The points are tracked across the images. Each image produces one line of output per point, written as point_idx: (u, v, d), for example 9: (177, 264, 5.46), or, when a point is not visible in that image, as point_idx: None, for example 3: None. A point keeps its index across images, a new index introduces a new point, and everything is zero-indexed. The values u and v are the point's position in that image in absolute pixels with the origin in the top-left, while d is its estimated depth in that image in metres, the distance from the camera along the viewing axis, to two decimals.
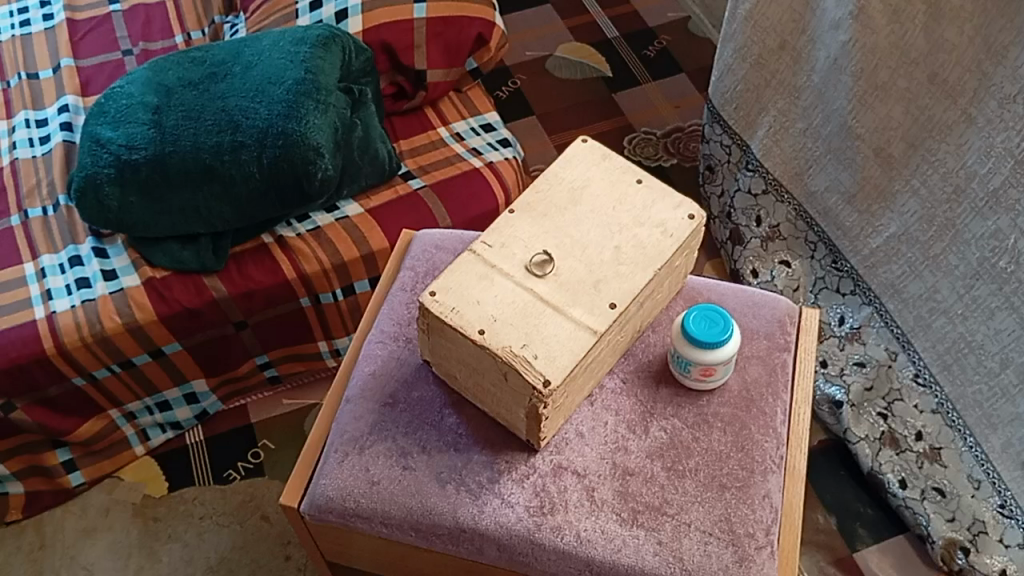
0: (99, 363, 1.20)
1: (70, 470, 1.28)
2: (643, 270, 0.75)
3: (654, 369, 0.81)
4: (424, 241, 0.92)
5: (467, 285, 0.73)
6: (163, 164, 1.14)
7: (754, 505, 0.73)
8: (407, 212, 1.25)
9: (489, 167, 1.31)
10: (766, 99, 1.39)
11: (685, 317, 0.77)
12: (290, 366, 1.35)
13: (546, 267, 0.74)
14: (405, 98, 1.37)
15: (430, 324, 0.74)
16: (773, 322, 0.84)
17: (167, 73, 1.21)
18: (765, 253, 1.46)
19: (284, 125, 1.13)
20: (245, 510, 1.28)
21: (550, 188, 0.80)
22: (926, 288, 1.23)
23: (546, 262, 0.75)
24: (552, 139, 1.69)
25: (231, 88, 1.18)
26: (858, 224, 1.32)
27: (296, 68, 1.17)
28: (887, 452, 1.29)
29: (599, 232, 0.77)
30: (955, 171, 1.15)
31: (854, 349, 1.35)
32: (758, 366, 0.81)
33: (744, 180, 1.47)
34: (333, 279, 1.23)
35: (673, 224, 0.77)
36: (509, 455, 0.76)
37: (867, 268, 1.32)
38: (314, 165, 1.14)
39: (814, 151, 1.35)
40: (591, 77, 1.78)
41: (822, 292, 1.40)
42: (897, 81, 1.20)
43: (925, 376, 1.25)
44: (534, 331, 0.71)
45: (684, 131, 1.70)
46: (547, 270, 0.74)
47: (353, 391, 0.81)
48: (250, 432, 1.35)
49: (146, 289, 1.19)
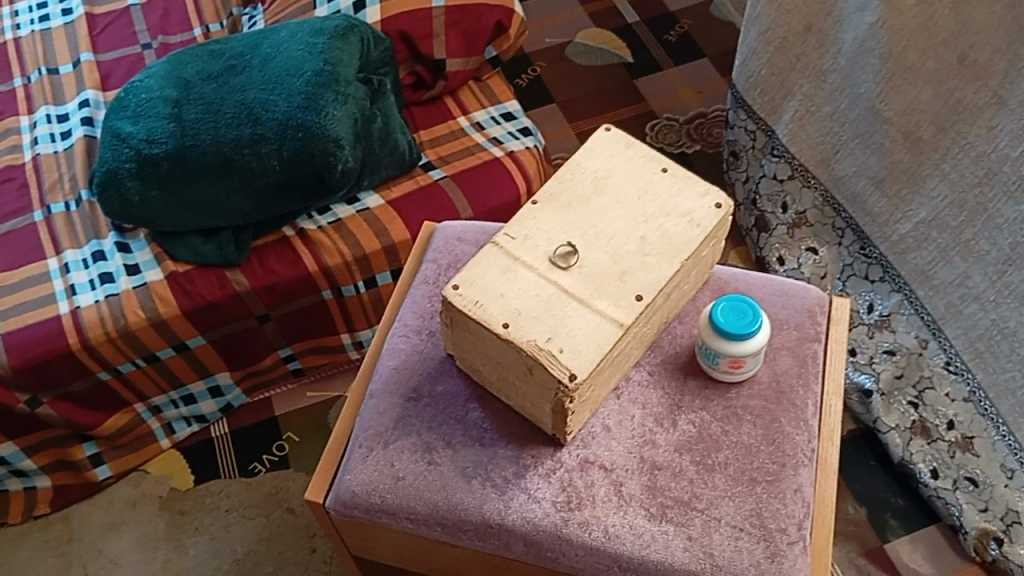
0: (123, 357, 1.20)
1: (96, 464, 1.28)
2: (670, 261, 0.74)
3: (682, 361, 0.80)
4: (446, 233, 0.91)
5: (491, 278, 0.73)
6: (183, 158, 1.14)
7: (786, 499, 0.72)
8: (428, 204, 1.24)
9: (510, 156, 1.29)
10: (791, 83, 1.36)
11: (714, 308, 0.76)
12: (313, 359, 1.35)
13: (569, 259, 0.73)
14: (424, 88, 1.36)
15: (453, 318, 0.73)
16: (803, 312, 0.83)
17: (187, 66, 1.21)
18: (791, 240, 1.43)
19: (303, 117, 1.12)
20: (271, 502, 1.28)
21: (573, 177, 0.79)
22: (957, 274, 1.20)
23: (569, 253, 0.74)
24: (573, 127, 1.67)
25: (250, 80, 1.17)
26: (887, 209, 1.29)
27: (314, 60, 1.16)
28: (918, 442, 1.26)
29: (624, 223, 0.76)
30: (986, 154, 1.13)
31: (884, 337, 1.33)
32: (788, 357, 0.80)
33: (769, 166, 1.44)
34: (355, 271, 1.23)
35: (700, 214, 0.76)
36: (535, 449, 0.75)
37: (896, 254, 1.29)
38: (333, 157, 1.13)
39: (841, 136, 1.32)
40: (612, 63, 1.76)
41: (850, 280, 1.38)
42: (926, 63, 1.17)
43: (956, 364, 1.23)
44: (559, 324, 0.70)
45: (707, 117, 1.68)
46: (570, 263, 0.73)
47: (376, 385, 0.80)
48: (275, 424, 1.35)
49: (168, 283, 1.18)
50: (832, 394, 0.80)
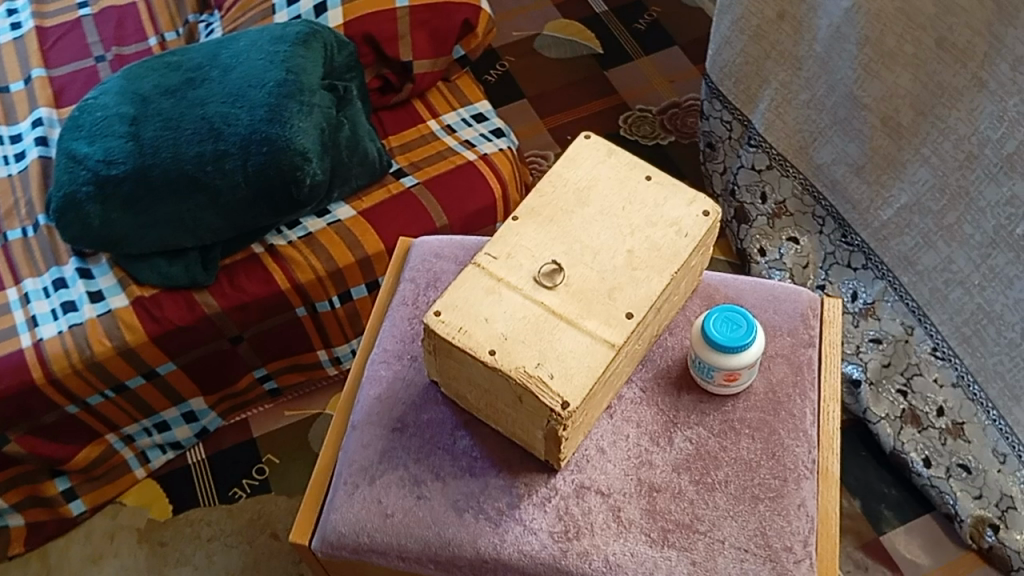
0: (91, 388, 1.15)
1: (70, 499, 1.24)
2: (659, 275, 0.70)
3: (674, 375, 0.77)
4: (423, 250, 0.87)
5: (474, 301, 0.69)
6: (144, 178, 1.09)
7: (790, 516, 0.70)
8: (402, 213, 1.20)
9: (484, 160, 1.26)
10: (766, 71, 1.33)
11: (707, 319, 0.73)
12: (290, 377, 1.31)
13: (558, 278, 0.70)
14: (391, 91, 1.31)
15: (436, 346, 0.70)
16: (796, 316, 0.80)
17: (142, 80, 1.16)
18: (772, 230, 1.41)
19: (268, 131, 1.08)
20: (254, 528, 1.25)
21: (555, 190, 0.75)
22: (941, 259, 1.19)
23: (557, 271, 0.70)
24: (545, 123, 1.63)
25: (210, 93, 1.12)
26: (868, 196, 1.27)
27: (276, 69, 1.12)
28: (908, 430, 1.25)
29: (610, 236, 0.72)
30: (967, 138, 1.11)
31: (869, 325, 1.31)
32: (784, 365, 0.77)
33: (746, 156, 1.42)
34: (329, 287, 1.19)
35: (688, 222, 0.73)
36: (528, 477, 0.72)
37: (878, 241, 1.28)
38: (301, 171, 1.09)
39: (819, 123, 1.30)
40: (582, 55, 1.72)
41: (832, 268, 1.36)
42: (903, 47, 1.15)
43: (943, 349, 1.21)
44: (548, 348, 0.67)
45: (680, 106, 1.65)
46: (558, 281, 0.70)
47: (358, 416, 0.77)
48: (254, 447, 1.32)
49: (135, 309, 1.14)
50: (830, 399, 0.78)
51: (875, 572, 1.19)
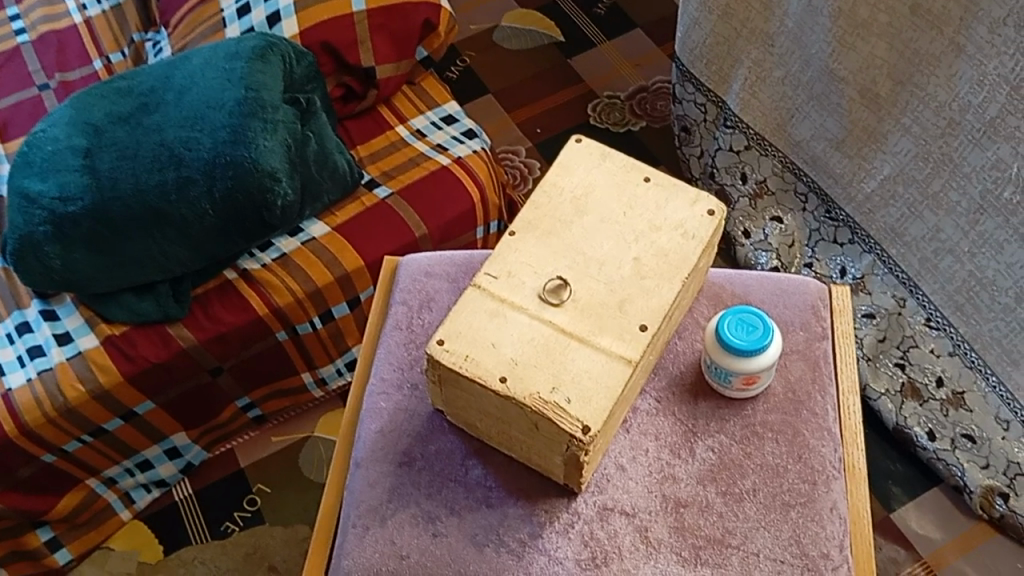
0: (67, 436, 1.10)
1: (55, 549, 1.18)
2: (670, 282, 0.67)
3: (688, 382, 0.74)
4: (412, 269, 0.83)
5: (478, 326, 0.65)
6: (104, 213, 1.04)
7: (823, 520, 0.67)
8: (380, 226, 1.16)
9: (458, 163, 1.21)
10: (737, 50, 1.30)
11: (721, 322, 0.70)
12: (275, 403, 1.26)
13: (565, 293, 0.67)
14: (355, 99, 1.26)
15: (442, 376, 0.66)
16: (805, 308, 0.78)
17: (93, 108, 1.10)
18: (755, 211, 1.38)
19: (232, 153, 1.03)
20: (251, 564, 1.19)
21: (550, 200, 0.72)
22: (929, 228, 1.17)
23: (563, 286, 0.67)
24: (512, 117, 1.59)
25: (166, 118, 1.07)
26: (849, 169, 1.25)
27: (235, 87, 1.06)
28: (910, 405, 1.24)
29: (614, 245, 0.69)
30: (947, 104, 1.09)
31: (861, 300, 1.29)
32: (800, 362, 0.74)
33: (723, 138, 1.39)
34: (310, 308, 1.14)
35: (693, 224, 0.70)
36: (548, 503, 0.69)
37: (864, 215, 1.26)
38: (271, 193, 1.04)
39: (796, 100, 1.27)
40: (543, 45, 1.68)
41: (819, 245, 1.34)
42: (877, 16, 1.12)
43: (937, 319, 1.20)
44: (562, 370, 0.63)
45: (648, 91, 1.62)
46: (564, 296, 0.67)
47: (360, 452, 0.73)
48: (243, 478, 1.26)
49: (106, 348, 1.08)
50: (848, 391, 0.76)
51: (889, 550, 1.18)
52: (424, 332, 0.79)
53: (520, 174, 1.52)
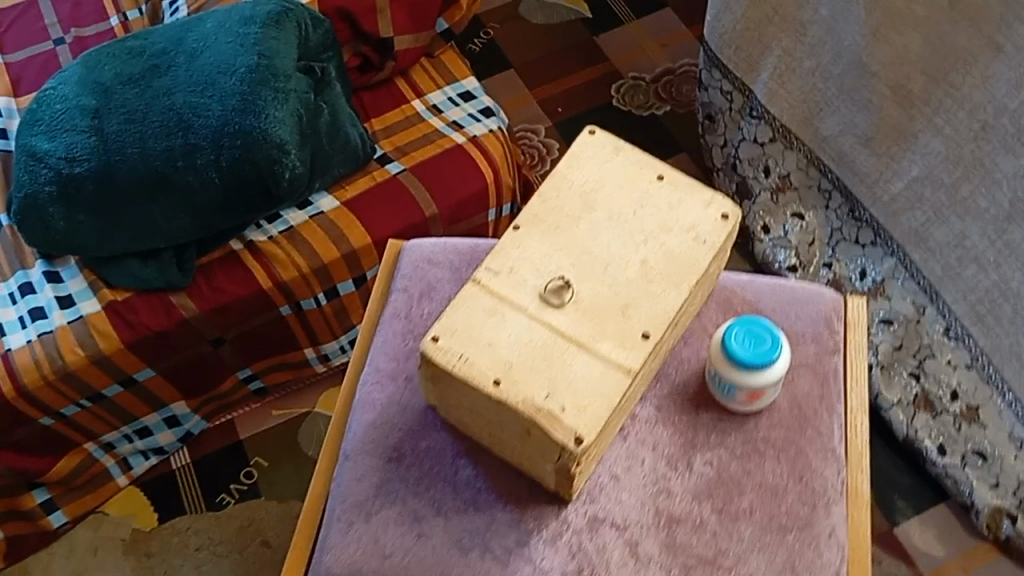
0: (65, 400, 1.09)
1: (49, 511, 1.18)
2: (677, 288, 0.64)
3: (691, 391, 0.71)
4: (415, 255, 0.80)
5: (475, 323, 0.63)
6: (109, 176, 1.02)
7: (820, 547, 0.65)
8: (389, 203, 1.13)
9: (474, 142, 1.18)
10: (768, 37, 1.26)
11: (728, 333, 0.67)
12: (276, 376, 1.25)
13: (568, 295, 0.63)
14: (370, 69, 1.22)
15: (434, 374, 0.63)
16: (818, 320, 0.75)
17: (102, 67, 1.07)
18: (776, 206, 1.34)
19: (241, 122, 1.00)
20: (245, 536, 1.19)
21: (558, 193, 0.68)
22: (954, 234, 1.13)
23: (566, 287, 0.64)
24: (533, 94, 1.55)
25: (176, 81, 1.04)
26: (876, 168, 1.21)
27: (247, 53, 1.03)
28: (922, 416, 1.20)
29: (621, 245, 0.66)
30: (983, 106, 1.04)
31: (879, 305, 1.26)
32: (809, 377, 0.72)
33: (748, 129, 1.35)
34: (314, 283, 1.12)
35: (706, 227, 0.66)
36: (537, 510, 0.67)
37: (888, 215, 1.22)
38: (279, 165, 1.01)
39: (826, 92, 1.23)
40: (570, 20, 1.64)
41: (839, 245, 1.30)
42: (915, 10, 1.07)
43: (956, 329, 1.17)
44: (558, 375, 0.61)
45: (675, 73, 1.57)
46: (567, 298, 0.63)
47: (350, 444, 0.71)
48: (241, 450, 1.26)
49: (107, 314, 1.07)
50: (858, 409, 0.73)
51: (888, 564, 1.16)
52: (423, 323, 0.76)
53: (538, 154, 1.49)
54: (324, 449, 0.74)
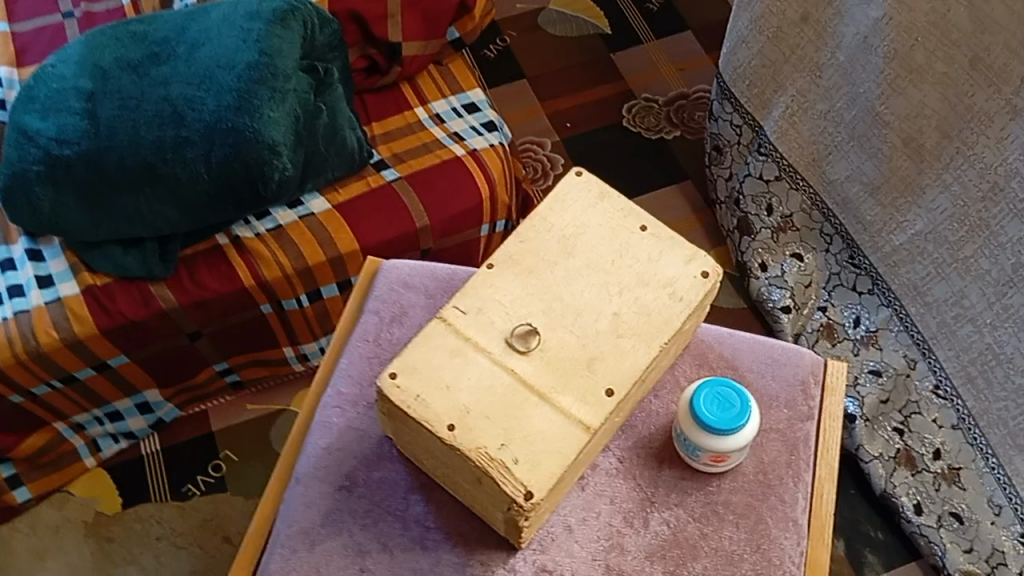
0: (36, 380, 1.08)
1: (14, 486, 1.17)
2: (647, 345, 0.63)
3: (655, 446, 0.69)
4: (391, 276, 0.79)
5: (437, 363, 0.61)
6: (98, 162, 1.00)
7: None
8: (381, 209, 1.11)
9: (473, 156, 1.16)
10: (783, 75, 1.23)
11: (696, 396, 0.65)
12: (254, 371, 1.23)
13: (534, 341, 0.62)
14: (377, 72, 1.21)
15: (390, 411, 0.62)
16: (795, 383, 0.73)
17: (102, 50, 1.06)
18: (776, 245, 1.32)
19: (235, 120, 0.99)
20: (206, 530, 1.18)
21: (538, 234, 0.67)
22: (953, 292, 1.11)
23: (533, 333, 0.63)
24: (544, 106, 1.53)
25: (174, 72, 1.03)
26: (880, 218, 1.18)
27: (248, 50, 1.02)
28: (902, 473, 1.19)
29: (595, 295, 0.64)
30: (993, 167, 1.01)
31: (870, 355, 1.24)
32: (778, 443, 0.70)
33: (754, 165, 1.32)
34: (298, 286, 1.11)
35: (683, 284, 0.65)
36: (484, 554, 0.65)
37: (888, 266, 1.19)
38: (269, 166, 1.00)
39: (836, 137, 1.20)
40: (588, 35, 1.61)
41: (836, 290, 1.28)
42: (934, 64, 1.04)
43: (946, 388, 1.14)
44: (515, 427, 0.59)
45: (689, 99, 1.55)
46: (532, 344, 0.62)
47: (303, 467, 0.70)
48: (212, 442, 1.25)
49: (85, 298, 1.06)
50: (825, 478, 0.71)
51: None
52: (390, 349, 0.75)
53: (540, 168, 1.47)
54: (278, 468, 0.73)
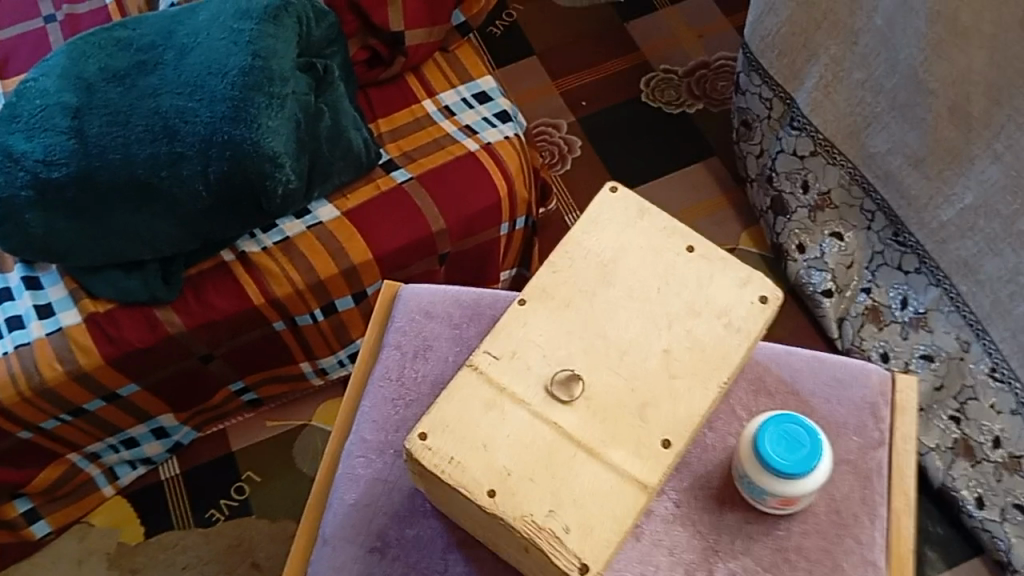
0: (45, 415, 1.02)
1: (32, 521, 1.12)
2: (704, 387, 0.56)
3: (714, 488, 0.63)
4: (411, 304, 0.72)
5: (471, 420, 0.55)
6: (88, 184, 0.93)
7: None
8: (393, 213, 1.03)
9: (487, 150, 1.08)
10: (815, 43, 1.14)
11: (761, 434, 0.59)
12: (271, 389, 1.18)
13: (576, 386, 0.55)
14: (379, 65, 1.13)
15: (421, 472, 0.55)
16: (863, 406, 0.66)
17: (87, 60, 0.98)
18: (813, 224, 1.25)
19: (230, 131, 0.92)
20: (233, 555, 1.13)
21: (572, 261, 0.60)
22: (1007, 268, 1.02)
23: (575, 378, 0.56)
24: (558, 84, 1.45)
25: (164, 81, 0.95)
26: (926, 192, 1.10)
27: (240, 53, 0.95)
28: (961, 464, 1.12)
29: (641, 330, 0.57)
30: None
31: (919, 338, 1.17)
32: (850, 477, 0.63)
33: (786, 140, 1.24)
34: (310, 300, 1.04)
35: (741, 311, 0.58)
36: None
37: (935, 243, 1.11)
38: (271, 179, 0.93)
39: (875, 106, 1.12)
40: (600, 5, 1.52)
41: (880, 270, 1.21)
42: (982, 26, 0.95)
43: (1002, 371, 1.06)
44: (562, 488, 0.53)
45: (710, 68, 1.46)
46: (575, 391, 0.55)
47: (328, 527, 0.64)
48: (233, 462, 1.19)
49: (88, 327, 0.99)
50: (902, 510, 0.65)
51: None
52: (416, 389, 0.68)
53: (557, 151, 1.39)
54: (303, 524, 0.68)
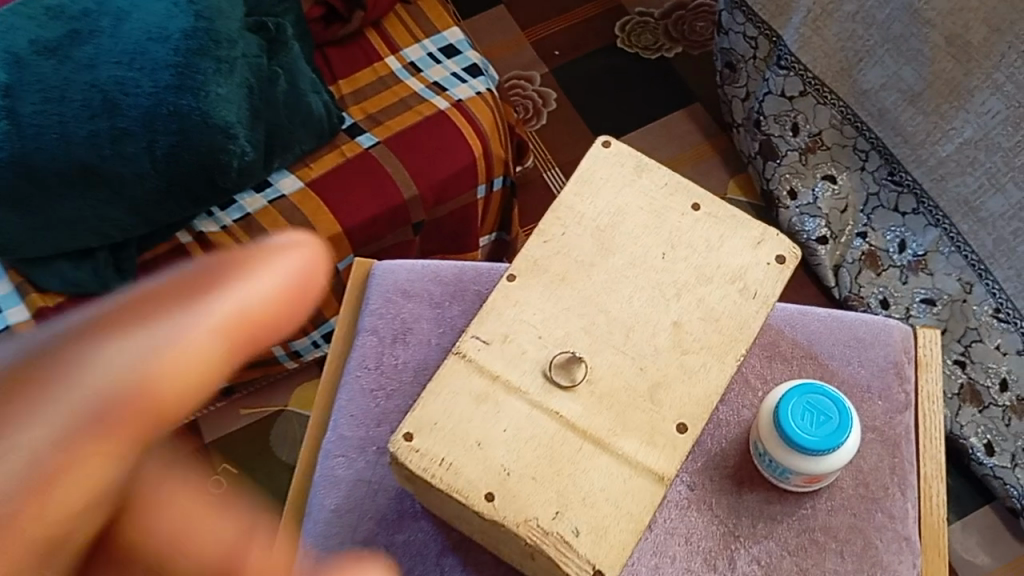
0: None
1: None
2: (720, 362, 0.54)
3: (730, 467, 0.58)
4: (387, 283, 0.68)
5: (463, 418, 0.52)
6: (27, 169, 0.84)
7: None
8: (361, 181, 0.96)
9: (458, 107, 1.01)
10: None
11: (783, 407, 0.53)
12: (242, 375, 1.10)
13: (580, 372, 0.53)
14: (337, 21, 1.05)
15: (411, 479, 0.53)
16: (887, 366, 0.61)
17: (13, 32, 0.87)
18: (805, 168, 1.19)
19: (176, 102, 0.85)
20: None
21: (569, 230, 0.57)
22: (1011, 205, 0.97)
23: (579, 362, 0.53)
24: (528, 33, 1.37)
25: (100, 51, 0.86)
26: (924, 128, 1.03)
27: (182, 16, 0.88)
28: (968, 411, 1.08)
29: (648, 305, 0.55)
30: None
31: (920, 282, 1.12)
32: (877, 448, 0.58)
33: (774, 80, 1.17)
34: None
35: (758, 273, 0.56)
36: None
37: (934, 181, 1.05)
38: (225, 152, 0.86)
39: (866, 40, 1.05)
40: None
41: (876, 212, 1.15)
42: None
43: (1007, 311, 1.02)
44: (567, 488, 0.50)
45: (687, 9, 1.39)
46: (578, 377, 0.53)
47: (309, 536, 0.61)
48: (207, 455, 1.13)
49: (37, 322, 0.92)
50: (933, 476, 0.60)
51: None
52: (397, 377, 0.64)
53: (532, 106, 1.32)
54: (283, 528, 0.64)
